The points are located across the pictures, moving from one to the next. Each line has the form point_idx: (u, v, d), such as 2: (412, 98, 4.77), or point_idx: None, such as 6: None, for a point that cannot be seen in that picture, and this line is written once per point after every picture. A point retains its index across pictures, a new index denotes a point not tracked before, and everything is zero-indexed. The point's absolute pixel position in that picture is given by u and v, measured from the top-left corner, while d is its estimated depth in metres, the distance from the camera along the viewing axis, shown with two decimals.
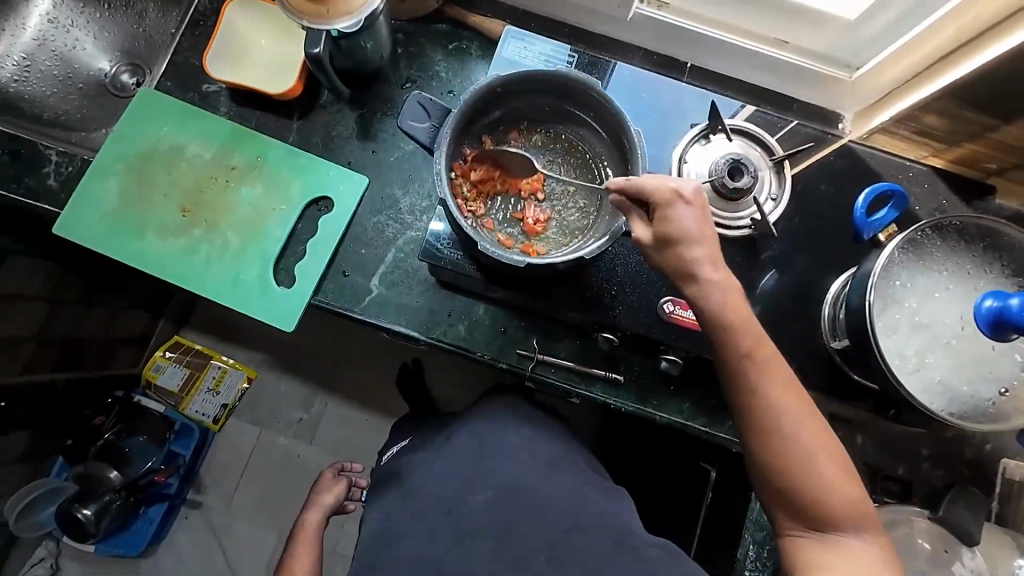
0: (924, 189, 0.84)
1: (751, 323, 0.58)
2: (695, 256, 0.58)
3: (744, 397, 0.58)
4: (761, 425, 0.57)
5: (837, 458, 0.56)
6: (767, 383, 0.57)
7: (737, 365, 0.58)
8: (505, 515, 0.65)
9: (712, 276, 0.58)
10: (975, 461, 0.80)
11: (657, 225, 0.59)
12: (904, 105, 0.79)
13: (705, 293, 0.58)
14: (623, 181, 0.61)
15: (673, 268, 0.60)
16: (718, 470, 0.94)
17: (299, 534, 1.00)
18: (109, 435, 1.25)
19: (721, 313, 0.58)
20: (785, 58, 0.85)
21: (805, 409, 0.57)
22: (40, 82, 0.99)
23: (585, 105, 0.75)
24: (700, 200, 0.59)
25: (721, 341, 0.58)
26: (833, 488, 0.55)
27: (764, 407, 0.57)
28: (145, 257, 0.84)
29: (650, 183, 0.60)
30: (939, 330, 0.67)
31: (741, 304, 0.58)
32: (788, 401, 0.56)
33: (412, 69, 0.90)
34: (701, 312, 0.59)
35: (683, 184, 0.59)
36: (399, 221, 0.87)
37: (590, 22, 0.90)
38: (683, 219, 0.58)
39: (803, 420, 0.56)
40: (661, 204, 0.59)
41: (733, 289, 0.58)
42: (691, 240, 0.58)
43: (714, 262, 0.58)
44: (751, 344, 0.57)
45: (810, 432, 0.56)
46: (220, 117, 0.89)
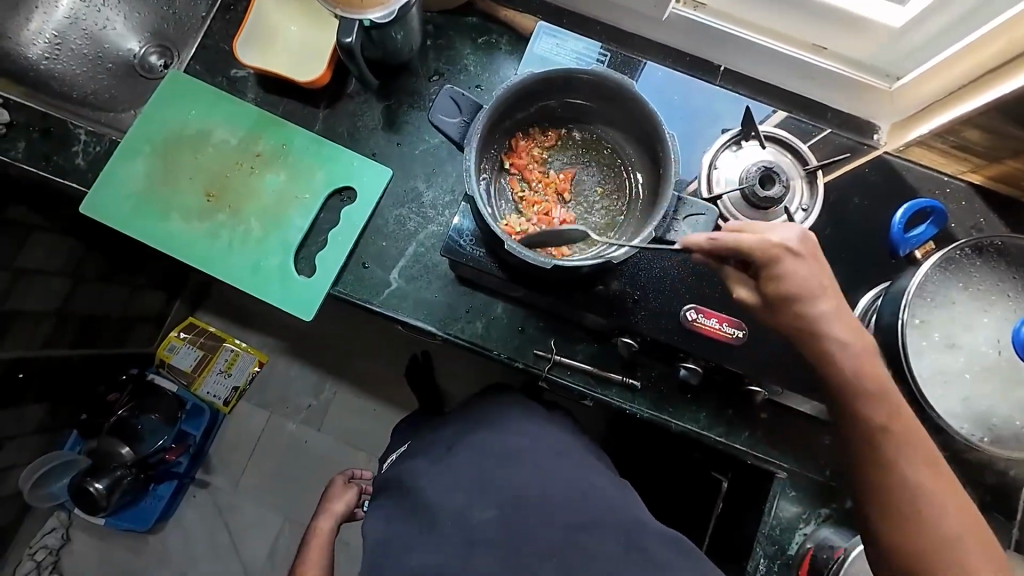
0: (960, 207, 0.82)
1: (890, 392, 0.59)
2: (819, 314, 0.60)
3: (880, 469, 0.59)
4: (899, 499, 0.57)
5: (978, 537, 0.56)
6: (907, 455, 0.58)
7: (870, 434, 0.59)
8: (516, 517, 0.65)
9: (846, 342, 0.60)
10: (997, 488, 0.78)
11: (765, 284, 0.61)
12: (943, 119, 0.77)
13: (833, 357, 0.60)
14: (706, 240, 0.61)
15: (794, 326, 0.61)
16: (731, 480, 0.93)
17: (312, 540, 1.05)
18: (122, 412, 1.28)
19: (854, 378, 0.60)
20: (823, 65, 0.82)
21: (945, 486, 0.57)
22: (70, 60, 1.00)
23: (617, 106, 0.73)
24: (807, 250, 0.61)
25: (853, 408, 0.60)
26: (981, 572, 0.55)
27: (905, 482, 0.57)
28: (168, 240, 0.84)
29: (752, 241, 0.60)
30: (971, 353, 0.65)
31: (875, 367, 0.60)
32: (927, 477, 0.57)
33: (440, 62, 0.90)
34: (831, 375, 0.61)
35: (783, 234, 0.61)
36: (421, 215, 0.87)
37: (623, 20, 0.88)
38: (795, 273, 0.60)
39: (945, 495, 0.57)
40: (765, 258, 0.60)
41: (867, 353, 0.60)
42: (811, 295, 0.60)
43: (840, 320, 0.60)
44: (891, 419, 0.59)
45: (953, 510, 0.57)
46: (247, 103, 0.89)
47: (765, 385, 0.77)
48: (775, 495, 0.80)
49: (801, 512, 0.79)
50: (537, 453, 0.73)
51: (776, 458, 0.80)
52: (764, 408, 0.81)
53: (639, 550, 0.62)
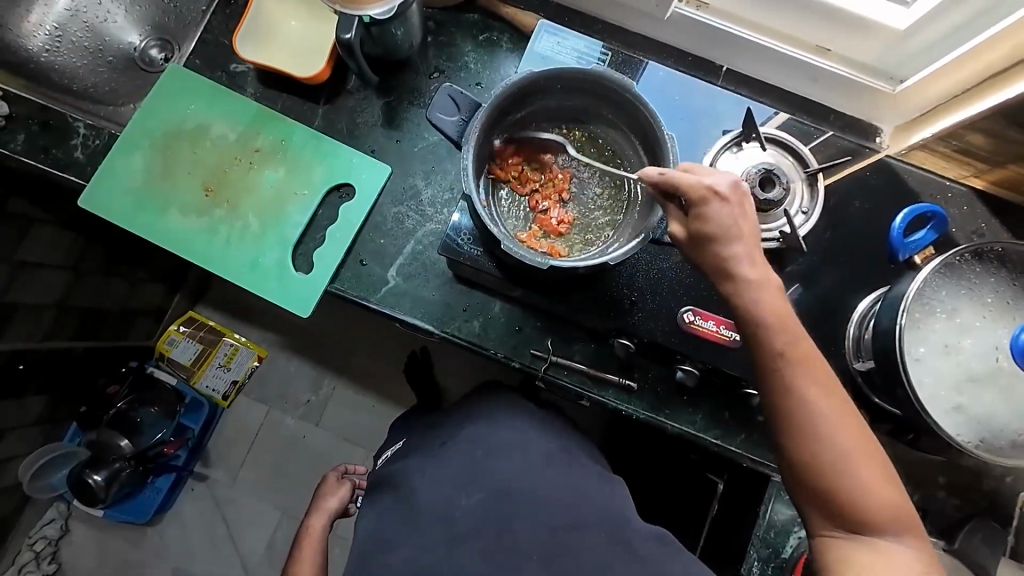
0: (963, 212, 0.82)
1: (789, 318, 0.55)
2: (733, 254, 0.56)
3: (777, 394, 0.55)
4: (802, 429, 0.53)
5: (876, 458, 0.53)
6: (804, 380, 0.54)
7: (771, 362, 0.55)
8: (507, 514, 0.65)
9: (750, 268, 0.56)
10: (994, 494, 0.77)
11: (692, 224, 0.57)
12: (948, 123, 0.76)
13: (740, 286, 0.55)
14: (657, 175, 0.58)
15: (710, 264, 0.57)
16: (727, 482, 0.93)
17: (303, 540, 1.00)
18: (122, 405, 1.28)
19: (758, 311, 0.55)
20: (827, 66, 0.82)
21: (842, 406, 0.54)
22: (71, 53, 1.00)
23: (617, 106, 0.73)
24: (737, 195, 0.56)
25: (755, 339, 0.56)
26: (874, 493, 0.52)
27: (800, 405, 0.54)
28: (166, 234, 0.84)
29: (684, 181, 0.57)
30: (969, 359, 0.65)
31: (781, 301, 0.56)
32: (826, 401, 0.53)
33: (441, 59, 0.89)
34: (739, 312, 0.56)
35: (718, 181, 0.57)
36: (420, 213, 0.86)
37: (626, 20, 0.88)
38: (719, 216, 0.56)
39: (841, 417, 0.53)
40: (693, 198, 0.56)
41: (769, 286, 0.56)
42: (728, 237, 0.56)
43: (750, 258, 0.56)
44: (787, 344, 0.54)
45: (848, 433, 0.53)
46: (247, 98, 0.89)
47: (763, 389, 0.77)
48: (770, 498, 0.80)
49: (796, 516, 0.79)
50: (533, 451, 0.72)
51: (772, 461, 0.80)
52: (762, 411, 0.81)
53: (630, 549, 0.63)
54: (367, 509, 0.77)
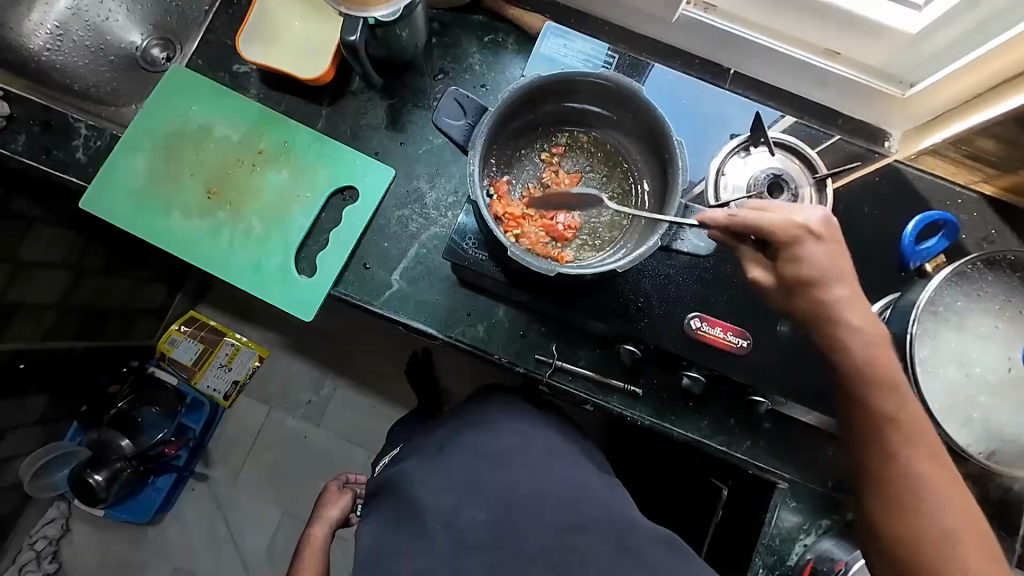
0: (972, 218, 0.81)
1: (901, 384, 0.58)
2: (836, 299, 0.58)
3: (878, 458, 0.57)
4: (900, 494, 0.56)
5: (979, 535, 0.55)
6: (911, 448, 0.56)
7: (878, 425, 0.58)
8: (511, 519, 0.65)
9: (862, 329, 0.58)
10: (1001, 502, 0.77)
11: (784, 264, 0.58)
12: (957, 129, 0.75)
13: (846, 346, 0.58)
14: (724, 216, 0.58)
15: (808, 310, 0.59)
16: (732, 488, 0.91)
17: (304, 550, 0.99)
18: (123, 404, 1.29)
19: (865, 370, 0.58)
20: (836, 71, 0.81)
21: (948, 478, 0.56)
22: (73, 52, 0.99)
23: (626, 111, 0.72)
24: (829, 231, 0.58)
25: (859, 398, 0.59)
26: (975, 572, 0.53)
27: (903, 474, 0.56)
28: (168, 236, 0.84)
29: (776, 219, 0.57)
30: (977, 368, 0.65)
31: (889, 361, 0.58)
32: (932, 471, 0.56)
33: (446, 60, 0.88)
34: (844, 370, 0.59)
35: (809, 216, 0.58)
36: (424, 216, 0.86)
37: (633, 21, 0.87)
38: (814, 255, 0.57)
39: (947, 491, 0.55)
40: (786, 237, 0.57)
41: (883, 346, 0.58)
42: (829, 278, 0.57)
43: (854, 306, 0.58)
44: (898, 412, 0.57)
45: (953, 507, 0.55)
46: (250, 99, 0.88)
47: (769, 395, 0.77)
48: (776, 505, 0.79)
49: (802, 523, 0.79)
50: (537, 456, 0.72)
51: (778, 468, 0.80)
52: (767, 417, 0.81)
53: (634, 555, 0.62)
54: (370, 513, 0.77)
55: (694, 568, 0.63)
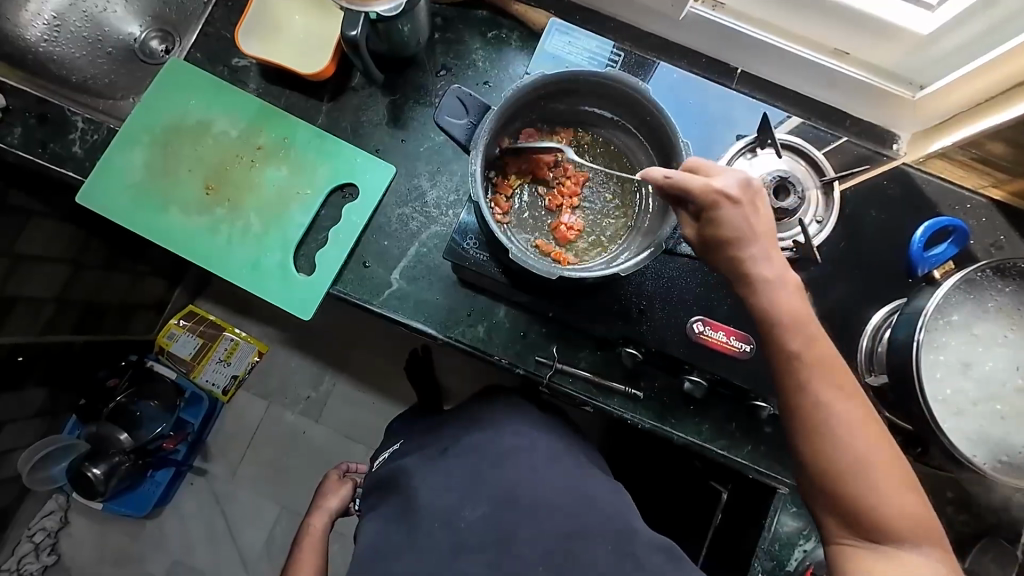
0: (982, 223, 0.80)
1: (809, 322, 0.56)
2: (750, 255, 0.56)
3: (791, 395, 0.55)
4: (815, 428, 0.54)
5: (895, 462, 0.53)
6: (824, 384, 0.54)
7: (789, 367, 0.55)
8: (509, 521, 0.64)
9: (769, 275, 0.56)
10: (1004, 510, 0.76)
11: (705, 226, 0.57)
12: (966, 132, 0.74)
13: (755, 292, 0.56)
14: (662, 177, 0.57)
15: (730, 268, 0.58)
16: (731, 492, 0.92)
17: (303, 539, 0.99)
18: (122, 398, 1.28)
19: (773, 311, 0.56)
20: (845, 72, 0.79)
21: (863, 414, 0.54)
22: (70, 43, 0.97)
23: (632, 111, 0.71)
24: (747, 196, 0.56)
25: (771, 339, 0.56)
26: (891, 499, 0.52)
27: (813, 408, 0.54)
28: (166, 233, 0.83)
29: (695, 185, 0.56)
30: (983, 378, 0.64)
31: (799, 301, 0.56)
32: (843, 404, 0.54)
33: (448, 56, 0.87)
34: (755, 313, 0.57)
35: (728, 181, 0.56)
36: (424, 215, 0.85)
37: (639, 19, 0.85)
38: (732, 217, 0.56)
39: (857, 423, 0.54)
40: (706, 202, 0.56)
41: (789, 286, 0.56)
42: (744, 238, 0.56)
43: (768, 259, 0.56)
44: (803, 347, 0.55)
45: (865, 440, 0.53)
46: (250, 94, 0.87)
47: (771, 400, 0.76)
48: (777, 510, 0.79)
49: (801, 529, 0.78)
50: (535, 458, 0.71)
51: (779, 473, 0.79)
52: (769, 422, 0.80)
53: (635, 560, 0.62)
54: (368, 513, 0.76)
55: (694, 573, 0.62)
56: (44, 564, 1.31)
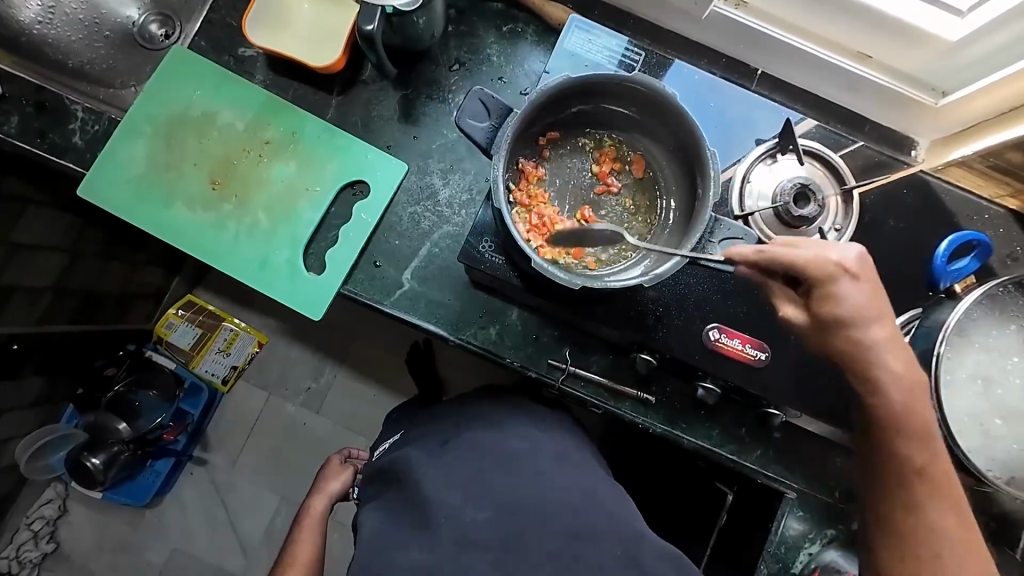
0: (999, 234, 0.80)
1: (933, 437, 0.59)
2: (869, 342, 0.59)
3: (900, 508, 0.59)
4: (919, 544, 0.57)
5: None
6: (936, 498, 0.58)
7: (906, 479, 0.59)
8: (516, 521, 0.63)
9: (893, 374, 0.59)
10: (1004, 517, 0.78)
11: (816, 303, 0.59)
12: (991, 141, 0.74)
13: (883, 391, 0.59)
14: (753, 252, 0.60)
15: (842, 352, 0.60)
16: (736, 494, 0.93)
17: (302, 520, 0.99)
18: (120, 387, 1.25)
19: (900, 421, 0.59)
20: (868, 76, 0.78)
21: (967, 534, 0.57)
22: (65, 26, 0.91)
23: (655, 115, 0.69)
24: (864, 271, 0.59)
25: (890, 447, 0.60)
26: None
27: (924, 524, 0.57)
28: (169, 228, 0.81)
29: (811, 258, 0.58)
30: (996, 391, 0.65)
31: (921, 404, 0.59)
32: (953, 528, 0.57)
33: (463, 50, 0.84)
34: (878, 413, 0.60)
35: (847, 253, 0.59)
36: (436, 214, 0.83)
37: (658, 15, 0.83)
38: (849, 294, 0.58)
39: (962, 549, 0.57)
40: (822, 276, 0.58)
41: (917, 393, 0.59)
42: (863, 319, 0.58)
43: (890, 349, 0.59)
44: (926, 462, 0.58)
45: (967, 567, 0.56)
46: (256, 85, 0.84)
47: (783, 408, 0.76)
48: (783, 514, 0.80)
49: (806, 532, 0.79)
50: (545, 458, 0.71)
51: (787, 478, 0.80)
52: (778, 428, 0.80)
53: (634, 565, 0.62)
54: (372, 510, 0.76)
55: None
56: (43, 551, 1.31)
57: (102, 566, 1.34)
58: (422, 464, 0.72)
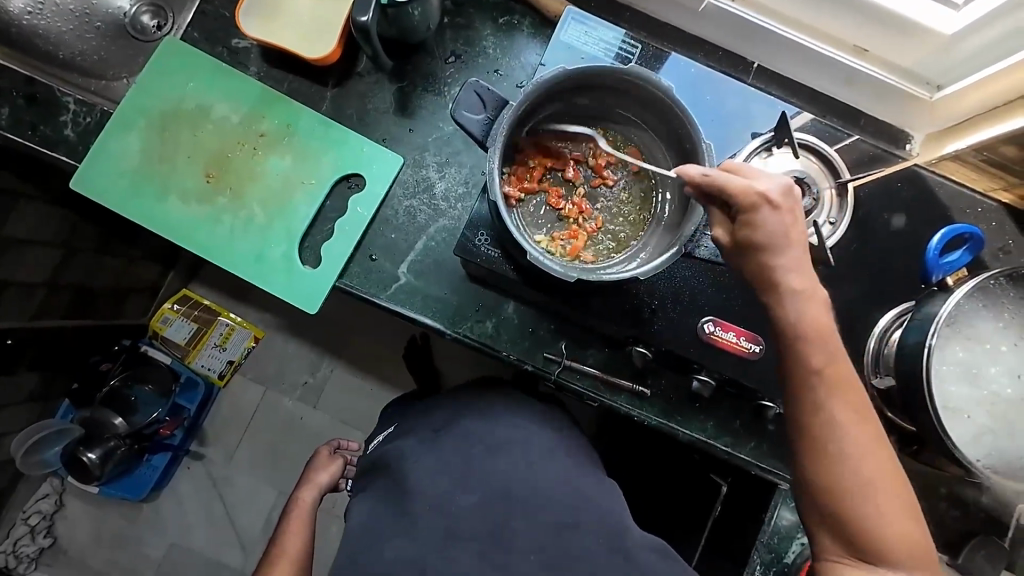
0: (992, 227, 0.81)
1: (830, 339, 0.57)
2: (781, 265, 0.57)
3: (806, 410, 0.57)
4: (823, 444, 0.56)
5: (897, 486, 0.56)
6: (836, 397, 0.57)
7: (806, 379, 0.57)
8: (504, 512, 0.64)
9: (798, 289, 0.57)
10: (993, 507, 0.79)
11: (740, 227, 0.57)
12: (984, 135, 0.73)
13: (785, 306, 0.57)
14: (698, 174, 0.57)
15: (757, 274, 0.58)
16: (730, 485, 0.94)
17: (291, 511, 1.00)
18: (116, 381, 1.25)
19: (797, 327, 0.57)
20: (862, 68, 0.79)
21: (870, 432, 0.56)
22: (56, 17, 0.90)
23: (651, 108, 0.69)
24: (787, 203, 0.57)
25: (791, 352, 0.58)
26: (891, 524, 0.54)
27: (826, 422, 0.56)
28: (164, 221, 0.80)
29: (737, 184, 0.56)
30: (986, 383, 0.66)
31: (823, 317, 0.58)
32: (856, 424, 0.56)
33: (458, 42, 0.84)
34: (778, 322, 0.58)
35: (770, 185, 0.57)
36: (433, 208, 0.83)
37: (656, 8, 0.83)
38: (770, 223, 0.56)
39: (868, 448, 0.55)
40: (745, 203, 0.56)
41: (817, 303, 0.58)
42: (778, 246, 0.57)
43: (798, 270, 0.57)
44: (826, 363, 0.57)
45: (872, 462, 0.55)
46: (250, 78, 0.84)
47: (778, 400, 0.77)
48: (776, 505, 0.80)
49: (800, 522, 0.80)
50: (538, 449, 0.71)
51: (781, 470, 0.81)
52: (773, 420, 0.81)
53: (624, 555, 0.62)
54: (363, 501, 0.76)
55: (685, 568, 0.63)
56: (41, 545, 1.31)
57: (99, 559, 1.34)
58: (416, 455, 0.72)
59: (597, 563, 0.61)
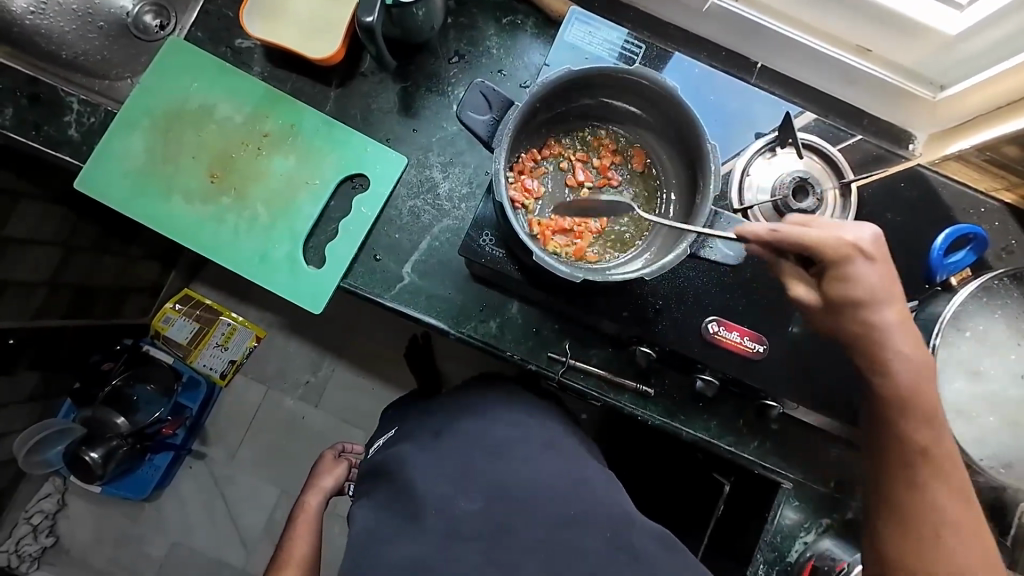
0: (995, 227, 0.81)
1: (934, 419, 0.60)
2: (884, 322, 0.59)
3: (902, 487, 0.59)
4: (920, 526, 0.58)
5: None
6: (935, 479, 0.58)
7: (910, 460, 0.60)
8: (508, 511, 0.64)
9: (907, 357, 0.60)
10: (994, 505, 0.79)
11: (830, 282, 0.60)
12: (987, 135, 0.74)
13: (889, 370, 0.60)
14: (765, 231, 0.59)
15: (855, 333, 0.60)
16: (733, 484, 0.92)
17: (298, 516, 1.01)
18: (117, 381, 1.26)
19: (898, 402, 0.60)
20: (869, 69, 0.78)
21: (969, 516, 0.58)
22: (59, 17, 0.89)
23: (655, 108, 0.69)
24: (878, 249, 0.59)
25: (894, 428, 0.61)
26: None
27: (925, 504, 0.58)
28: (169, 221, 0.80)
29: (830, 239, 0.58)
30: (989, 382, 0.66)
31: (928, 387, 0.60)
32: (951, 507, 0.58)
33: (462, 42, 0.84)
34: (885, 397, 0.61)
35: (861, 234, 0.59)
36: (436, 207, 0.83)
37: (659, 9, 0.83)
38: (865, 275, 0.58)
39: (967, 533, 0.57)
40: (835, 256, 0.58)
41: (922, 374, 0.60)
42: (876, 300, 0.59)
43: (901, 329, 0.60)
44: (927, 444, 0.59)
45: (965, 548, 0.57)
46: (253, 77, 0.84)
47: (781, 399, 0.77)
48: (779, 504, 0.81)
49: (802, 521, 0.81)
50: (541, 449, 0.72)
51: (783, 469, 0.81)
52: (775, 419, 0.81)
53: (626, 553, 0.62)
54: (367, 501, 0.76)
55: (688, 566, 0.63)
56: (43, 545, 1.31)
57: (102, 559, 1.34)
58: (419, 454, 0.72)
59: (600, 562, 0.61)
